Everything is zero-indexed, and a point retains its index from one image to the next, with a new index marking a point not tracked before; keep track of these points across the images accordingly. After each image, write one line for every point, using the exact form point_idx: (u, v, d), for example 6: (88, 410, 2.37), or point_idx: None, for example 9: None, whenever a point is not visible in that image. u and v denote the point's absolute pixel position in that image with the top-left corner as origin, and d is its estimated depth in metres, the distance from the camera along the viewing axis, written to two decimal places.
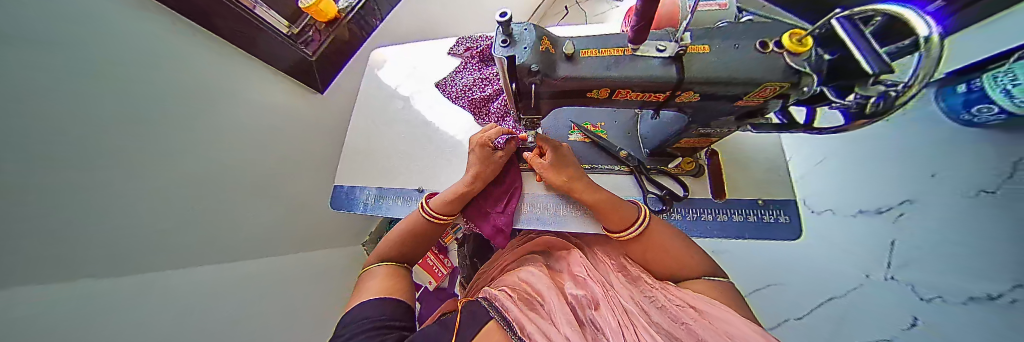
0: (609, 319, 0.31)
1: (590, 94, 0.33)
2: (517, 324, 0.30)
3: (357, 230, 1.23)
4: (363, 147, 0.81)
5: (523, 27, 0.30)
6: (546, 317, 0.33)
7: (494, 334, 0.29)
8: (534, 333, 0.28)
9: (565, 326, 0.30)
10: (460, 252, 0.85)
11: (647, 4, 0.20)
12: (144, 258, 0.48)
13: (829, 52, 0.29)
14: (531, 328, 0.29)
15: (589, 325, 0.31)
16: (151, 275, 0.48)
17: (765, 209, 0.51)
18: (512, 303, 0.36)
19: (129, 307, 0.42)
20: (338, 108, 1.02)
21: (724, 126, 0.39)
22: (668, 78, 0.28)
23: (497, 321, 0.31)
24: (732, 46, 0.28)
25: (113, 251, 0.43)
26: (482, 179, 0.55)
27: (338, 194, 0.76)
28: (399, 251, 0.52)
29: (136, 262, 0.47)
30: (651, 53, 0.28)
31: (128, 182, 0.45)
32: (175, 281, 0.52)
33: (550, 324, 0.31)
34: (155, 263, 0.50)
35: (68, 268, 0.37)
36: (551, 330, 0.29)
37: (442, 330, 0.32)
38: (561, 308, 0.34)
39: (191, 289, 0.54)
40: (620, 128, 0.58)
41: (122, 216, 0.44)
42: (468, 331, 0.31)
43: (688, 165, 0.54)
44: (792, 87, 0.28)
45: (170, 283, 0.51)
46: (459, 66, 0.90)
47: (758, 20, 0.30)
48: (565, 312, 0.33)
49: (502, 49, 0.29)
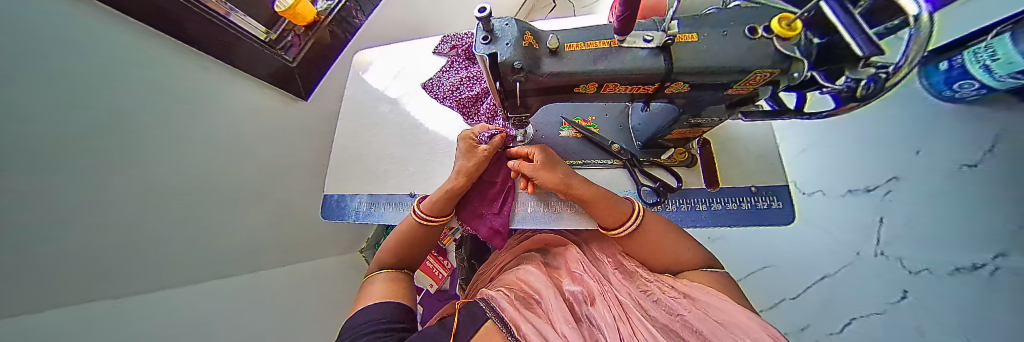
0: (606, 314, 0.30)
1: (578, 89, 0.32)
2: (515, 325, 0.29)
3: (353, 237, 1.21)
4: (351, 153, 0.79)
5: (504, 23, 0.28)
6: (544, 315, 0.32)
7: (492, 334, 0.29)
8: (530, 333, 0.27)
9: (562, 324, 0.29)
10: (457, 254, 0.84)
11: None
12: (139, 271, 0.48)
13: (816, 36, 0.28)
14: (526, 329, 0.28)
15: (585, 321, 0.31)
16: (136, 296, 0.46)
17: (759, 196, 0.51)
18: (509, 302, 0.35)
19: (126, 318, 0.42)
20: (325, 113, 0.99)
21: (716, 116, 0.39)
22: (657, 69, 0.27)
23: (493, 322, 0.30)
24: (720, 34, 0.27)
25: (93, 273, 0.41)
26: (466, 174, 0.52)
27: (328, 203, 0.74)
28: (398, 257, 0.51)
29: (131, 278, 0.47)
30: (638, 44, 0.27)
31: (116, 198, 0.44)
32: (172, 294, 0.53)
33: (546, 323, 0.30)
34: (138, 283, 0.48)
35: (43, 295, 0.35)
36: (549, 328, 0.29)
37: (440, 330, 0.31)
38: (559, 305, 0.34)
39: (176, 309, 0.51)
40: (611, 121, 0.57)
41: (103, 235, 0.43)
42: (466, 331, 0.30)
43: (681, 156, 0.54)
44: (783, 73, 0.27)
45: (156, 302, 0.49)
46: (446, 65, 0.88)
47: (747, 6, 0.29)
48: (562, 310, 0.32)
49: (483, 46, 0.27)
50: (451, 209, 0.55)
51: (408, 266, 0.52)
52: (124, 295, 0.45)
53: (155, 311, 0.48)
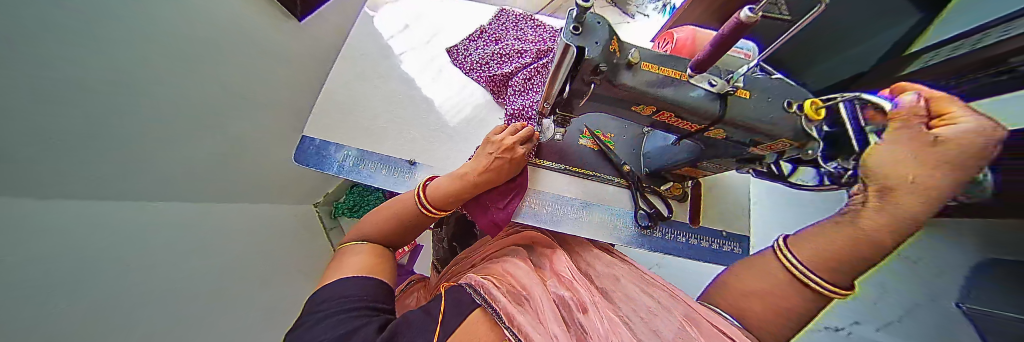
0: (597, 321, 0.29)
1: (635, 107, 0.34)
2: (506, 315, 0.27)
3: (298, 186, 1.06)
4: (347, 99, 0.70)
5: (596, 19, 0.27)
6: (533, 311, 0.31)
7: (481, 330, 0.26)
8: (526, 329, 0.25)
9: (554, 324, 0.28)
10: (437, 234, 0.81)
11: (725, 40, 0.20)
12: (40, 189, 0.36)
13: (826, 124, 0.32)
14: (523, 323, 0.26)
15: (575, 326, 0.30)
16: (38, 221, 0.35)
17: (726, 239, 0.60)
18: (500, 293, 0.33)
19: (26, 250, 0.32)
20: (293, 33, 0.84)
21: (725, 164, 0.44)
22: (712, 111, 0.30)
23: (486, 313, 0.28)
24: (766, 99, 0.31)
25: (17, 186, 0.33)
26: (475, 180, 0.50)
27: (306, 146, 0.63)
28: (385, 225, 0.48)
29: (30, 197, 0.35)
30: (701, 84, 0.30)
31: (74, 109, 0.37)
32: (75, 228, 0.40)
33: (537, 320, 0.29)
34: (39, 200, 0.36)
35: None
36: (540, 327, 0.28)
37: (428, 320, 0.29)
38: (549, 306, 0.32)
39: (102, 244, 0.42)
40: (627, 143, 0.62)
41: (47, 145, 0.36)
42: (451, 324, 0.27)
43: (677, 190, 0.61)
44: (797, 147, 0.32)
45: (67, 233, 0.39)
46: (475, 34, 0.85)
47: (783, 80, 0.34)
48: (553, 311, 0.31)
49: (571, 36, 0.26)
50: (453, 206, 0.52)
51: (391, 241, 0.49)
52: (31, 221, 0.34)
53: (66, 244, 0.38)
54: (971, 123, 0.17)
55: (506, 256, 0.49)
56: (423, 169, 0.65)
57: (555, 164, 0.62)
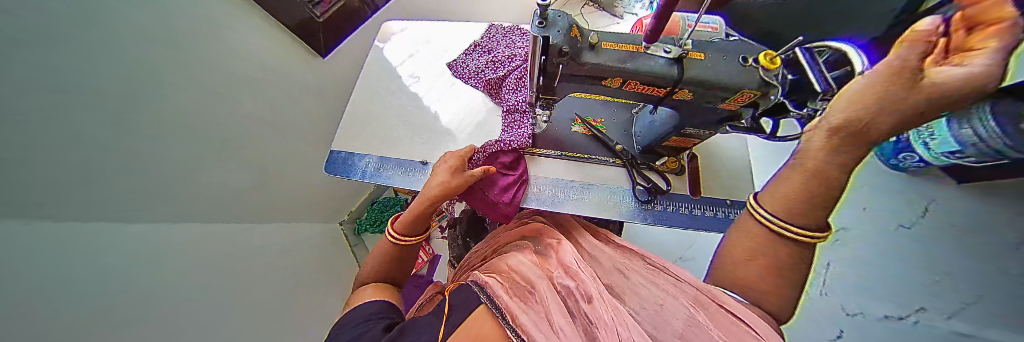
0: (603, 313, 0.29)
1: (605, 82, 0.39)
2: (511, 314, 0.27)
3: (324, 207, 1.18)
4: (364, 117, 0.80)
5: (557, 14, 0.33)
6: (539, 306, 0.31)
7: (485, 325, 0.27)
8: (527, 326, 0.25)
9: (559, 322, 0.28)
10: (452, 234, 0.86)
11: (664, 16, 0.26)
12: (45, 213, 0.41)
13: (789, 73, 0.35)
14: (525, 320, 0.26)
15: (580, 318, 0.30)
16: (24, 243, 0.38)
17: (731, 208, 0.60)
18: (504, 291, 0.33)
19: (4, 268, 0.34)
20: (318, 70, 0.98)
21: (706, 128, 0.47)
22: (671, 74, 0.34)
23: (487, 309, 0.29)
24: (722, 57, 0.35)
25: None
26: (447, 189, 0.53)
27: (334, 158, 0.72)
28: (377, 266, 0.51)
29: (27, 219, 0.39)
30: (659, 53, 0.35)
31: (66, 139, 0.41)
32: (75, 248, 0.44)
33: (542, 317, 0.29)
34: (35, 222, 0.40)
35: None
36: (545, 325, 0.27)
37: (433, 321, 0.30)
38: (554, 299, 0.32)
39: (120, 259, 0.50)
40: (618, 125, 0.66)
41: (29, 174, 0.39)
42: (456, 321, 0.29)
43: (672, 164, 0.63)
44: (763, 96, 0.35)
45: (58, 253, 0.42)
46: (470, 49, 0.95)
47: (739, 41, 0.38)
48: (558, 305, 0.31)
49: (537, 29, 0.33)
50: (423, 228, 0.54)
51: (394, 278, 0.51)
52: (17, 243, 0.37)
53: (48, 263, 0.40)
54: (959, 85, 0.15)
55: (513, 251, 0.50)
56: (433, 167, 0.72)
57: (552, 152, 0.66)
